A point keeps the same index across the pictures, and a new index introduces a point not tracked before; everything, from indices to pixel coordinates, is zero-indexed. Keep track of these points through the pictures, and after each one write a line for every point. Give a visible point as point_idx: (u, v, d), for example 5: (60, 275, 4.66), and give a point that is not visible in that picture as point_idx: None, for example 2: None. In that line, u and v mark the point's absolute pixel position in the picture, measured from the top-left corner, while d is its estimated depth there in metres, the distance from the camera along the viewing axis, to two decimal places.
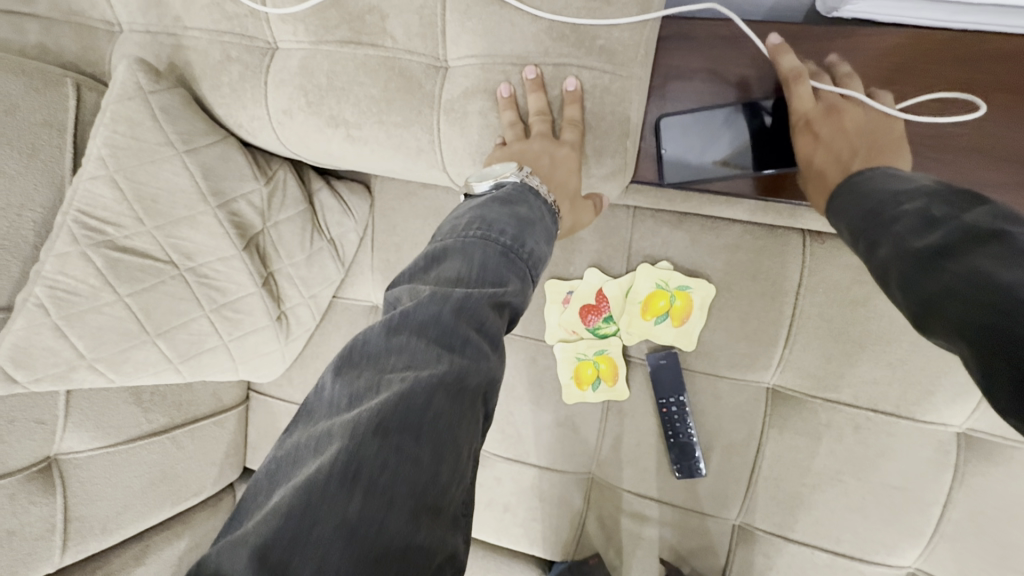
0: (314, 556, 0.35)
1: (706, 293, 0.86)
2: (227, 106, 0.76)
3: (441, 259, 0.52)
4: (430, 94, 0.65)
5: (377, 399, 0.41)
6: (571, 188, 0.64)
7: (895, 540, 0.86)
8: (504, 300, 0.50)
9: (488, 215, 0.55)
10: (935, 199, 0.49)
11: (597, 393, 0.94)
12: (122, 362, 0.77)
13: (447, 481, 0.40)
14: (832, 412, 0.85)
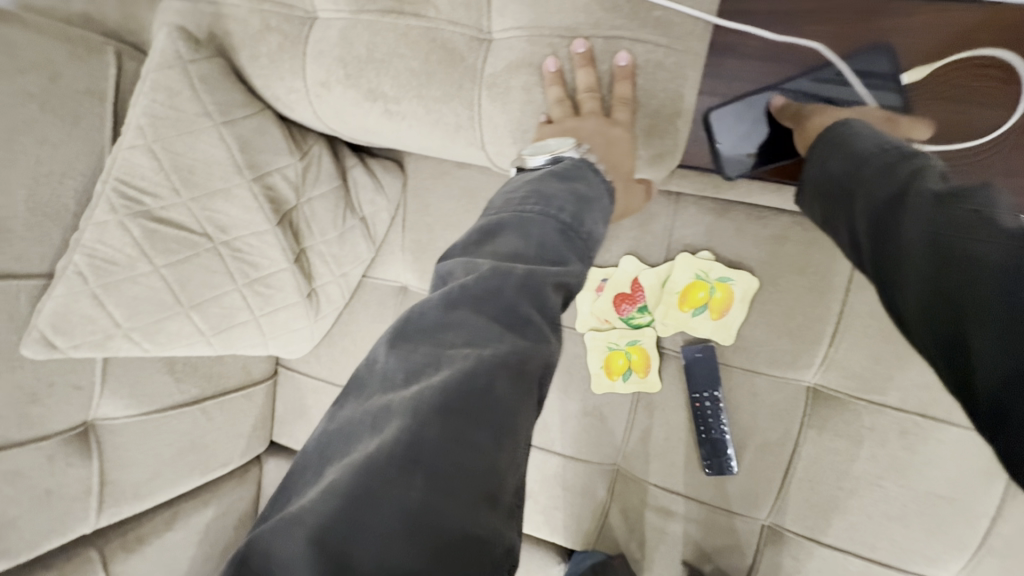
0: (372, 540, 0.34)
1: (748, 286, 0.83)
2: (265, 77, 0.75)
3: (497, 234, 0.50)
4: (472, 67, 0.63)
5: (437, 377, 0.40)
6: (625, 170, 0.61)
7: (935, 551, 0.82)
8: (565, 281, 0.48)
9: (545, 189, 0.53)
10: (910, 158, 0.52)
11: (627, 383, 0.91)
12: (156, 333, 0.78)
13: (505, 468, 0.39)
14: (876, 415, 0.82)
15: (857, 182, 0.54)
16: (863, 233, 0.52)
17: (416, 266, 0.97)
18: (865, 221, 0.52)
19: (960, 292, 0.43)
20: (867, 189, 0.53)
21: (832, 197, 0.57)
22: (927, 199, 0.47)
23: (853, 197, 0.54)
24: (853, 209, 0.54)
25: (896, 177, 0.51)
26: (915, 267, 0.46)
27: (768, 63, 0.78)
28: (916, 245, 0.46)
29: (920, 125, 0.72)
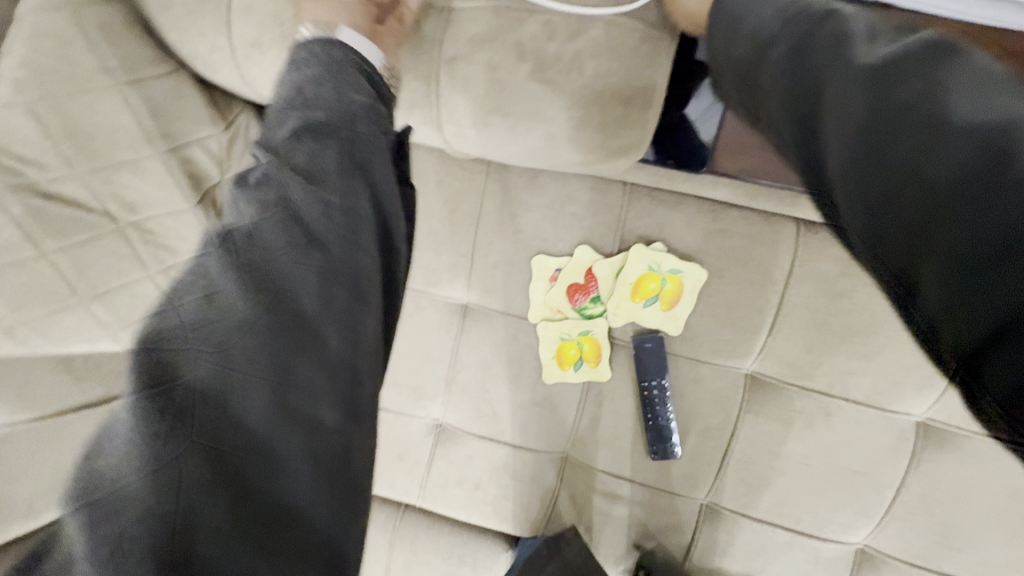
0: (233, 430, 0.42)
1: (697, 278, 0.84)
2: (180, 33, 0.64)
3: (306, 135, 0.49)
4: (432, 43, 0.59)
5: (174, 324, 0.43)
6: (540, 149, 0.61)
7: (849, 519, 0.90)
8: (358, 163, 0.50)
9: (343, 95, 0.51)
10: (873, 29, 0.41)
11: (579, 373, 0.91)
12: (48, 329, 0.66)
13: (337, 367, 0.46)
14: (806, 399, 0.88)
15: (817, 40, 0.42)
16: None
17: None
18: (864, 150, 0.36)
19: (913, 227, 0.34)
20: (938, 95, 0.34)
21: (863, 109, 0.37)
22: (917, 82, 0.35)
23: (854, 117, 0.37)
24: (821, 145, 0.40)
25: (951, 76, 0.35)
26: (966, 200, 0.31)
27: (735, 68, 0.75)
28: (946, 166, 0.33)
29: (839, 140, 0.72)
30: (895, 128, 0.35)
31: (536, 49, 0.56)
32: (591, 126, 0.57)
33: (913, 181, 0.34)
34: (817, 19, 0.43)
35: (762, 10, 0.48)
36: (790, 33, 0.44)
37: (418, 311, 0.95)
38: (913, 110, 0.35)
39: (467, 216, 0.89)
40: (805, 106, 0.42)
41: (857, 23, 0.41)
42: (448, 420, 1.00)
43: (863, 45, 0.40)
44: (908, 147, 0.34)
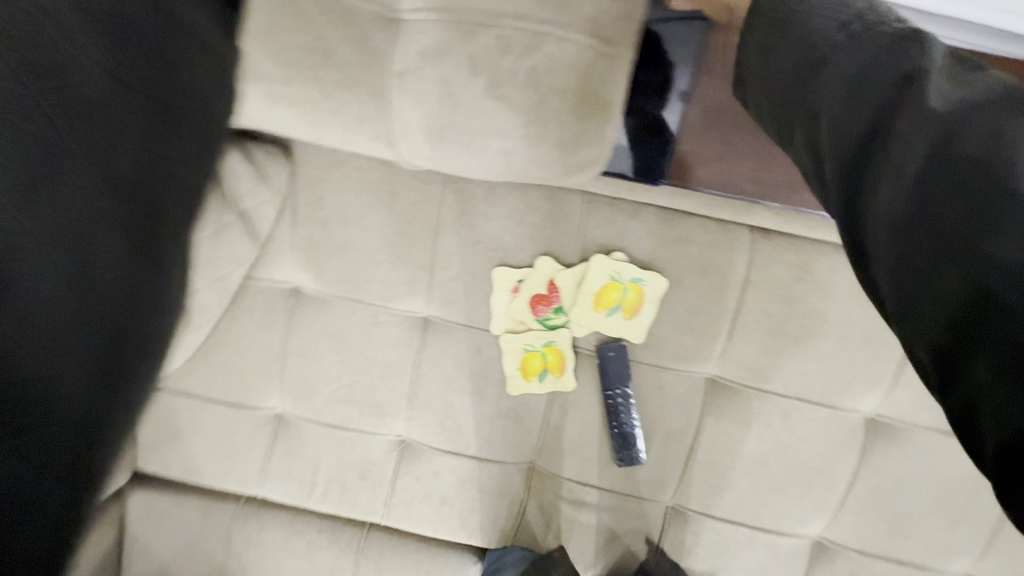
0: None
1: (658, 286, 0.85)
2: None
3: None
4: (378, 51, 0.54)
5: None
6: (496, 166, 0.59)
7: (805, 513, 0.94)
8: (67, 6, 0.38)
9: None
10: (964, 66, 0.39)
11: (543, 384, 0.91)
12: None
13: (86, 231, 0.37)
14: (764, 401, 0.90)
15: (881, 82, 0.40)
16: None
17: (311, 265, 0.89)
18: (921, 208, 0.35)
19: (953, 312, 0.33)
20: (994, 163, 0.33)
21: (925, 175, 0.35)
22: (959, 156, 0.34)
23: (913, 178, 0.36)
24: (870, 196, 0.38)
25: (1011, 144, 0.33)
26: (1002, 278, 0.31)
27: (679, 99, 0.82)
28: (1003, 242, 0.31)
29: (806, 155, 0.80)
30: (947, 193, 0.34)
31: (491, 64, 0.53)
32: (543, 144, 0.56)
33: (953, 249, 0.33)
34: (891, 45, 0.41)
35: (830, 58, 0.44)
36: (863, 91, 0.41)
37: (376, 326, 0.91)
38: (969, 179, 0.34)
39: (424, 228, 0.86)
40: (869, 155, 0.39)
41: (939, 78, 0.38)
42: (412, 435, 0.97)
43: (937, 101, 0.37)
44: (954, 211, 0.34)
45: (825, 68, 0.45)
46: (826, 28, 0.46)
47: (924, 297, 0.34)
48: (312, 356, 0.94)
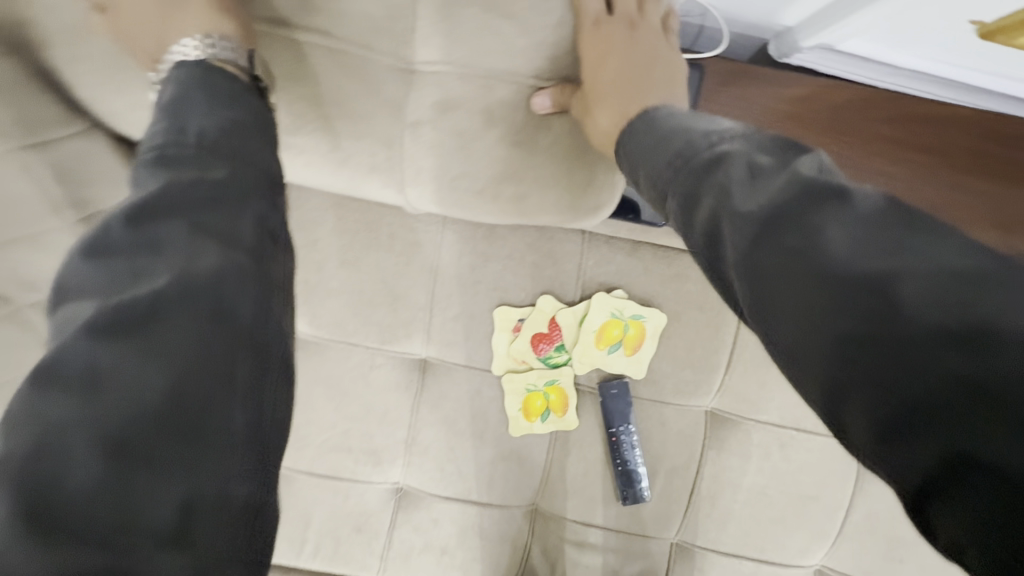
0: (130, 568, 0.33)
1: (658, 322, 0.86)
2: (103, 99, 0.61)
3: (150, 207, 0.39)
4: (392, 103, 0.54)
5: (165, 98, 0.45)
6: (510, 212, 0.60)
7: (807, 543, 0.95)
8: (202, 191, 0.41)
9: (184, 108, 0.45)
10: (758, 145, 0.42)
11: (545, 423, 0.89)
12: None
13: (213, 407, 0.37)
14: (763, 432, 0.91)
15: (725, 178, 0.41)
16: (931, 283, 0.32)
17: (304, 309, 0.87)
18: (781, 303, 0.36)
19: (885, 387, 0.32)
20: (827, 243, 0.35)
21: (784, 261, 0.36)
22: (810, 242, 0.36)
23: (772, 269, 0.37)
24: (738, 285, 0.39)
25: (835, 223, 0.36)
26: (878, 352, 0.33)
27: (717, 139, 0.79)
28: (912, 323, 0.32)
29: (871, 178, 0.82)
30: (799, 278, 0.36)
31: (506, 116, 0.54)
32: (555, 190, 0.58)
33: (834, 335, 0.34)
34: (707, 165, 0.43)
35: (652, 158, 0.48)
36: (683, 180, 0.44)
37: (373, 370, 0.89)
38: (814, 259, 0.35)
39: (423, 269, 0.86)
40: (719, 251, 0.41)
41: (749, 155, 0.41)
42: (410, 482, 0.94)
43: (750, 185, 0.39)
44: (819, 290, 0.35)
45: (651, 158, 0.48)
46: (642, 133, 0.50)
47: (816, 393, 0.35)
48: (304, 405, 0.90)
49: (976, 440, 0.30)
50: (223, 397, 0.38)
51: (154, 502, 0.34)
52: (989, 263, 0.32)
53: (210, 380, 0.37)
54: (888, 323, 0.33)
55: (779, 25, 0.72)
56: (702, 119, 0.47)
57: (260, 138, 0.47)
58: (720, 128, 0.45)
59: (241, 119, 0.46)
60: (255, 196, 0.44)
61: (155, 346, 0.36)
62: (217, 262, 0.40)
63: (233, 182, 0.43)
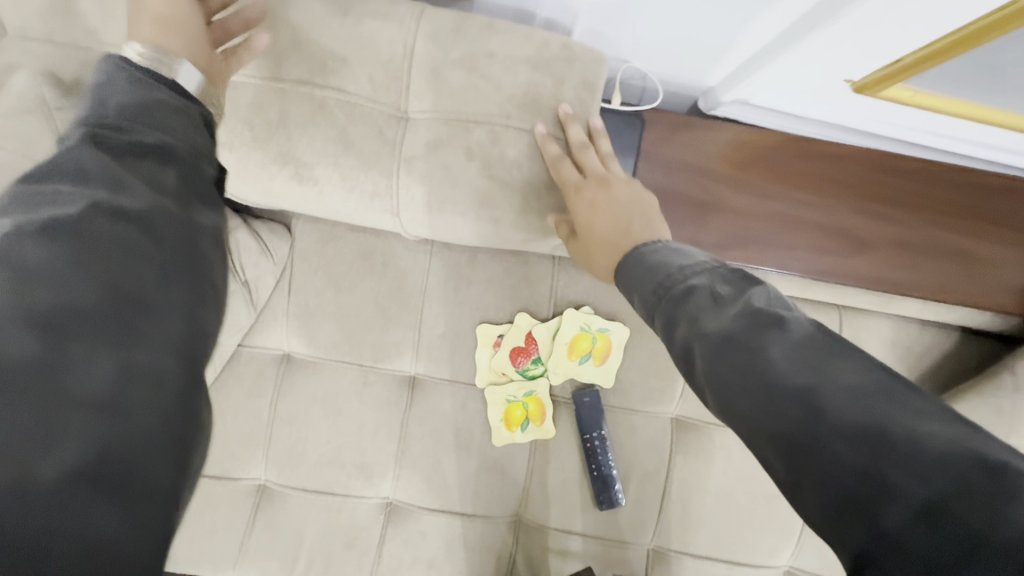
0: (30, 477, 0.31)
1: (622, 334, 0.97)
2: None
3: (97, 141, 0.41)
4: (391, 142, 0.67)
5: (92, 82, 0.45)
6: (487, 233, 0.71)
7: (774, 543, 1.01)
8: (151, 145, 0.43)
9: (109, 88, 0.44)
10: (716, 276, 0.49)
11: (525, 433, 0.97)
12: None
13: (152, 323, 0.38)
14: (723, 434, 1.01)
15: (691, 310, 0.47)
16: (847, 398, 0.38)
17: (303, 330, 0.95)
18: (729, 404, 0.42)
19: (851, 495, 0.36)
20: (769, 360, 0.41)
21: (733, 374, 0.41)
22: (760, 364, 0.41)
23: (721, 375, 0.42)
24: (700, 388, 0.45)
25: (777, 346, 0.41)
26: (806, 452, 0.38)
27: (665, 175, 0.87)
28: (848, 444, 0.37)
29: (801, 214, 0.88)
30: (757, 395, 0.40)
31: (483, 153, 0.66)
32: (526, 213, 0.69)
33: (770, 436, 0.39)
34: (681, 293, 0.49)
35: (642, 285, 0.54)
36: (661, 310, 0.50)
37: (365, 387, 0.96)
38: (758, 375, 0.40)
39: (412, 292, 0.96)
40: (683, 357, 0.46)
41: (710, 288, 0.48)
42: (399, 496, 0.98)
43: (714, 310, 0.46)
44: (768, 407, 0.40)
45: (641, 287, 0.54)
46: (632, 265, 0.57)
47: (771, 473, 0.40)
48: (299, 422, 0.96)
49: (883, 525, 0.35)
50: (155, 317, 0.38)
51: (76, 396, 0.34)
52: (891, 383, 0.39)
53: (138, 301, 0.38)
54: (826, 439, 0.37)
55: (704, 85, 0.87)
56: (678, 253, 0.55)
57: (185, 120, 0.46)
58: (692, 262, 0.52)
59: (165, 99, 0.46)
60: (181, 158, 0.44)
61: (88, 262, 0.36)
62: (144, 200, 0.40)
63: (178, 144, 0.44)
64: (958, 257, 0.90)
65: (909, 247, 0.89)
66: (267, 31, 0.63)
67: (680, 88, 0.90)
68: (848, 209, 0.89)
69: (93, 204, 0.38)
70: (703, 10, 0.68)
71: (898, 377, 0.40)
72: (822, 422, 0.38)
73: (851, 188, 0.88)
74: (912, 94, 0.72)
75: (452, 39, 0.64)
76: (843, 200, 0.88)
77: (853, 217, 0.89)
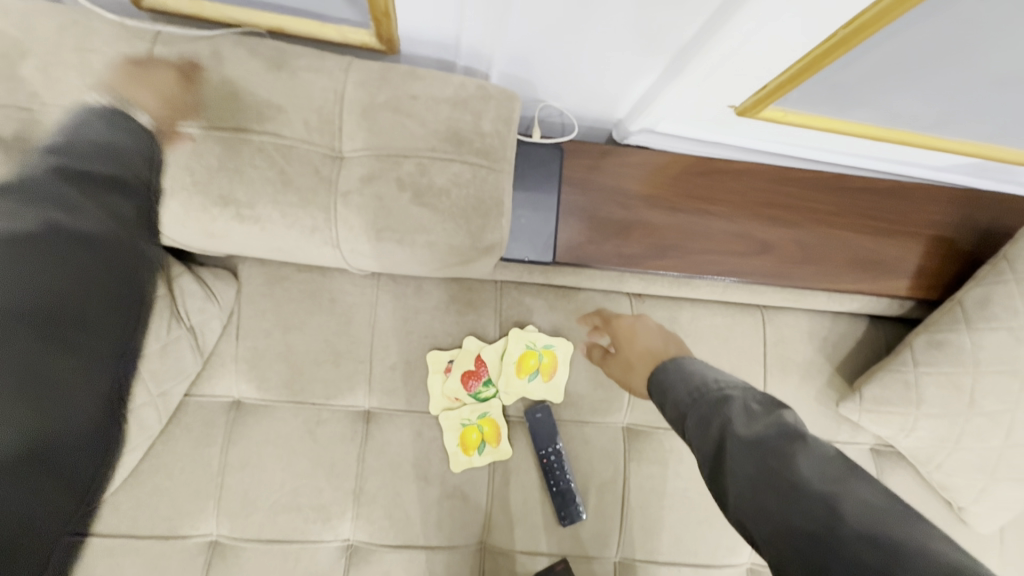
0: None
1: (567, 348, 1.02)
2: None
3: (62, 151, 0.55)
4: (327, 179, 0.72)
5: (72, 119, 0.60)
6: (425, 258, 0.77)
7: (733, 540, 1.05)
8: (114, 177, 0.57)
9: (84, 129, 0.58)
10: (749, 392, 0.61)
11: (483, 456, 0.99)
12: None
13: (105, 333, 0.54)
14: (672, 438, 1.06)
15: (724, 414, 0.58)
16: (860, 507, 0.47)
17: (252, 374, 0.95)
18: (754, 498, 0.51)
19: None
20: (795, 465, 0.51)
21: (760, 473, 0.52)
22: (785, 469, 0.51)
23: (749, 470, 0.52)
24: (726, 481, 0.54)
25: (802, 457, 0.51)
26: (826, 548, 0.46)
27: (588, 197, 0.96)
28: (859, 545, 0.45)
29: (712, 225, 0.99)
30: (781, 494, 0.50)
31: (413, 183, 0.72)
32: (458, 235, 0.75)
33: (792, 531, 0.48)
34: (716, 399, 0.61)
35: (677, 388, 0.66)
36: (697, 408, 0.61)
37: (319, 425, 0.96)
38: (783, 476, 0.50)
39: (362, 326, 0.99)
40: (713, 454, 0.56)
41: (744, 399, 0.59)
42: (359, 535, 0.95)
43: (745, 418, 0.57)
44: (790, 507, 0.49)
45: (678, 388, 0.66)
46: (672, 372, 0.70)
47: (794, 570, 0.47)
48: (252, 468, 0.94)
49: None
50: (93, 320, 0.53)
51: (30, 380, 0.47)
52: (903, 506, 0.48)
53: (72, 309, 0.51)
54: (837, 537, 0.46)
55: (614, 117, 0.98)
56: (714, 370, 0.67)
57: (133, 137, 0.61)
58: (724, 378, 0.65)
59: (128, 145, 0.60)
60: (136, 192, 0.60)
61: (33, 273, 0.48)
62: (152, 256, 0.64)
63: (131, 181, 0.60)
64: (852, 253, 1.02)
65: (810, 248, 1.01)
66: (205, 85, 0.69)
67: (594, 122, 1.01)
68: (753, 218, 1.00)
69: (50, 226, 0.50)
70: (599, 54, 0.79)
71: (907, 505, 0.49)
72: (841, 523, 0.46)
73: (752, 199, 1.00)
74: (783, 114, 0.85)
75: (379, 85, 0.72)
76: (748, 211, 1.00)
77: (758, 225, 1.00)
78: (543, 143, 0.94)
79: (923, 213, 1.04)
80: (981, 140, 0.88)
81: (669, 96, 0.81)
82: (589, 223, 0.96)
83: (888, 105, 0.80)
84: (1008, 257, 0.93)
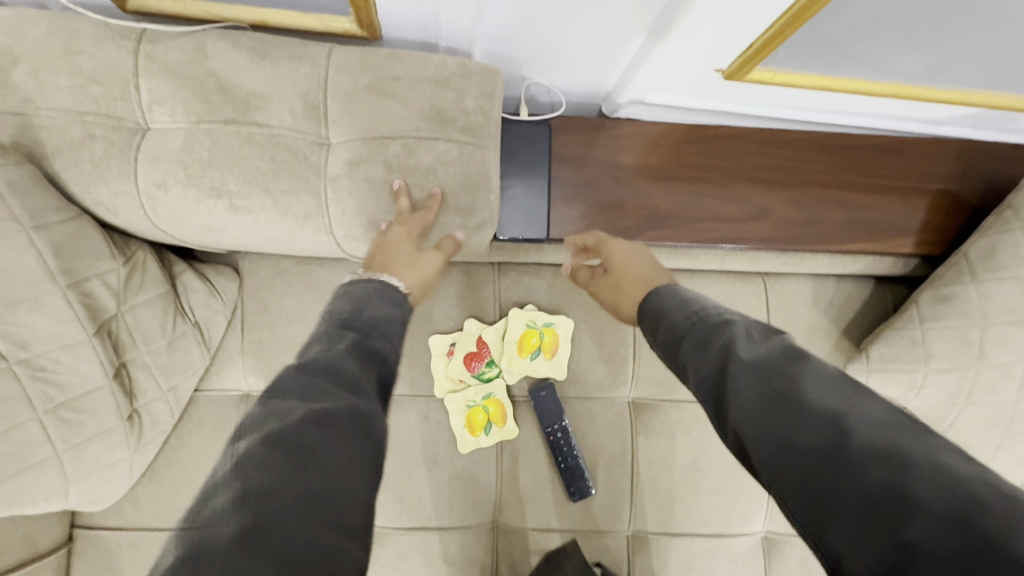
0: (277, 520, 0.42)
1: (567, 326, 1.02)
2: (94, 191, 0.73)
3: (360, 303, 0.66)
4: (316, 165, 0.73)
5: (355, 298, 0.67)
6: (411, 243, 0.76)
7: (746, 508, 1.04)
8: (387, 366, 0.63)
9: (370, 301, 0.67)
10: (743, 317, 0.61)
11: (490, 436, 1.00)
12: (8, 494, 0.73)
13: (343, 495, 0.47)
14: (679, 410, 1.05)
15: (745, 340, 0.56)
16: (869, 423, 0.45)
17: (259, 367, 0.97)
18: (756, 419, 0.49)
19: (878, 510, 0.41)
20: (802, 382, 0.50)
21: (755, 395, 0.50)
22: (790, 388, 0.49)
23: (746, 394, 0.51)
24: (725, 410, 0.52)
25: (810, 378, 0.50)
26: (831, 462, 0.44)
27: (579, 172, 0.96)
28: (868, 455, 0.43)
29: (705, 192, 0.98)
30: (781, 413, 0.48)
31: (401, 164, 0.73)
32: (448, 215, 0.76)
33: (794, 451, 0.46)
34: (699, 334, 0.60)
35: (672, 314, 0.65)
36: (693, 338, 0.60)
37: None
38: (788, 395, 0.49)
39: None
40: (712, 374, 0.55)
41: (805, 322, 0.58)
42: None
43: (743, 338, 0.56)
44: (791, 424, 0.47)
45: (670, 315, 0.66)
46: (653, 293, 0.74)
47: (792, 493, 0.45)
48: None
49: (908, 529, 0.39)
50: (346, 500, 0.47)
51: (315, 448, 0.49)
52: (909, 421, 0.46)
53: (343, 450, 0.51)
54: (845, 452, 0.44)
55: (603, 91, 0.98)
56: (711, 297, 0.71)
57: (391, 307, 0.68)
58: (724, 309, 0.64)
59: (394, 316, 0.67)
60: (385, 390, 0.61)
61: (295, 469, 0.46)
62: (344, 408, 0.52)
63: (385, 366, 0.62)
64: (850, 213, 1.00)
65: (806, 210, 0.99)
66: (191, 81, 0.70)
67: (582, 98, 1.01)
68: (745, 185, 0.99)
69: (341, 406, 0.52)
70: (581, 27, 0.79)
71: (915, 421, 0.46)
72: (838, 426, 0.45)
73: (743, 165, 0.99)
74: (771, 74, 0.83)
75: (362, 69, 0.72)
76: (739, 178, 0.99)
77: (751, 191, 0.99)
78: (531, 120, 0.94)
79: (923, 169, 1.02)
80: (979, 86, 0.86)
81: (654, 63, 0.81)
82: (581, 199, 0.96)
83: (878, 55, 0.79)
84: (1013, 206, 0.91)
